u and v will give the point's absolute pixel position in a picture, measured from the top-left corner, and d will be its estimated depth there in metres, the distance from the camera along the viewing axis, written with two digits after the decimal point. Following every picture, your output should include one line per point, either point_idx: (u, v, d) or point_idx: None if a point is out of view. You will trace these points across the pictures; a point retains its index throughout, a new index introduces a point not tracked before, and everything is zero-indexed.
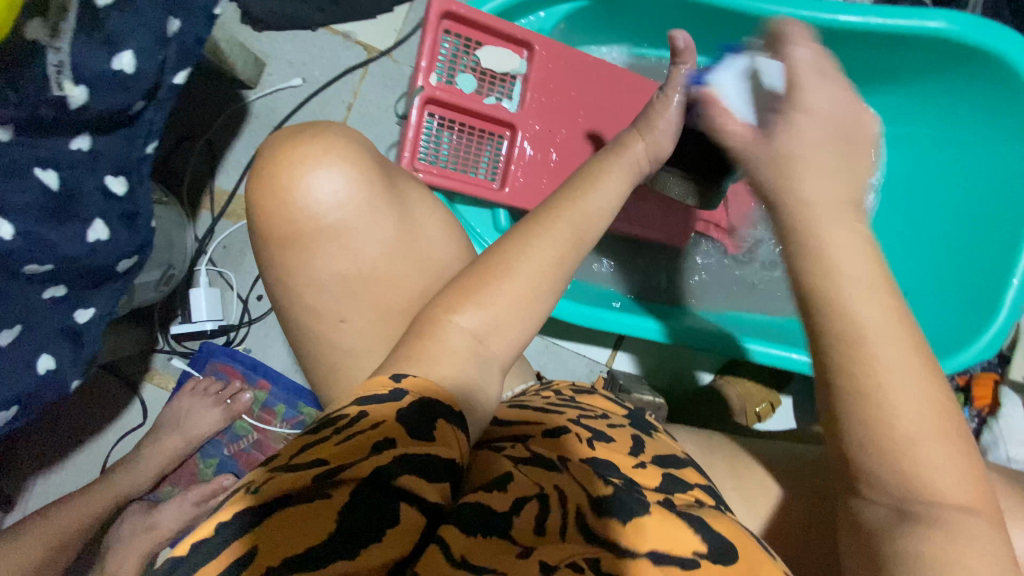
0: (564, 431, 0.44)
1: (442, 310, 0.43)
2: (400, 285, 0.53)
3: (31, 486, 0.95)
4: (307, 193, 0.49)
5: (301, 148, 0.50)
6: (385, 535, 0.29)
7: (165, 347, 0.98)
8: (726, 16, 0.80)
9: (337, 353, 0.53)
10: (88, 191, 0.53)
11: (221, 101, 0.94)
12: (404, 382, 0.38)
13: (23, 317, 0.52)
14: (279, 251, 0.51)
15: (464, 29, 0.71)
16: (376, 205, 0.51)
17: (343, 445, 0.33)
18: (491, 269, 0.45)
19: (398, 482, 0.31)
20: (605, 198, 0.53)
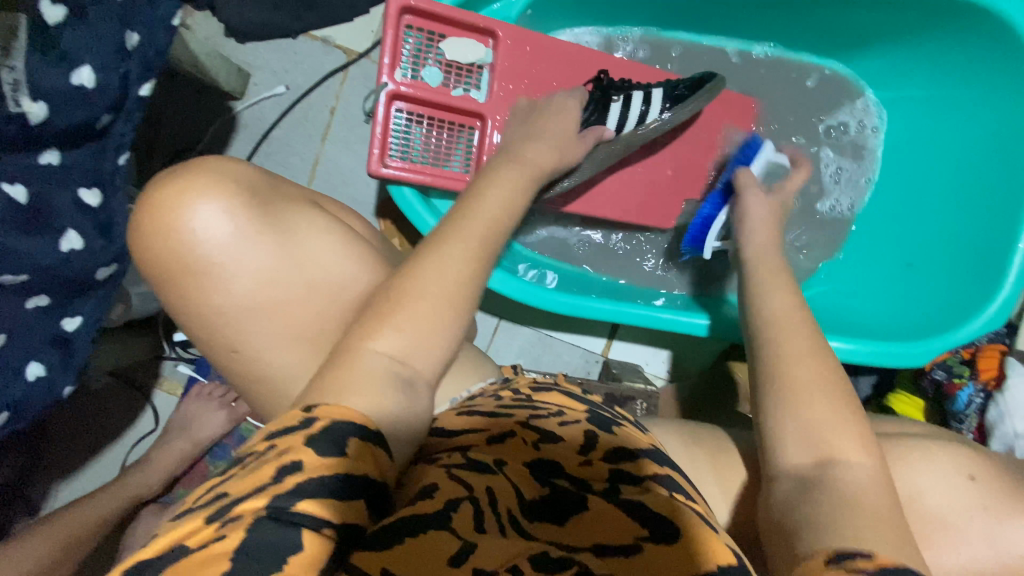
0: (507, 437, 0.45)
1: (359, 338, 0.43)
2: (293, 309, 0.53)
3: (54, 492, 1.00)
4: (191, 230, 0.50)
5: (162, 192, 0.50)
6: (289, 561, 0.30)
7: (172, 355, 1.02)
8: None
9: (291, 361, 0.53)
10: (59, 204, 0.55)
11: (211, 112, 0.97)
12: (316, 410, 0.37)
13: (7, 327, 0.55)
14: (178, 289, 0.51)
15: (427, 23, 0.71)
16: (249, 234, 0.51)
17: (246, 478, 0.34)
18: (405, 286, 0.45)
19: (296, 508, 0.31)
20: (507, 199, 0.54)
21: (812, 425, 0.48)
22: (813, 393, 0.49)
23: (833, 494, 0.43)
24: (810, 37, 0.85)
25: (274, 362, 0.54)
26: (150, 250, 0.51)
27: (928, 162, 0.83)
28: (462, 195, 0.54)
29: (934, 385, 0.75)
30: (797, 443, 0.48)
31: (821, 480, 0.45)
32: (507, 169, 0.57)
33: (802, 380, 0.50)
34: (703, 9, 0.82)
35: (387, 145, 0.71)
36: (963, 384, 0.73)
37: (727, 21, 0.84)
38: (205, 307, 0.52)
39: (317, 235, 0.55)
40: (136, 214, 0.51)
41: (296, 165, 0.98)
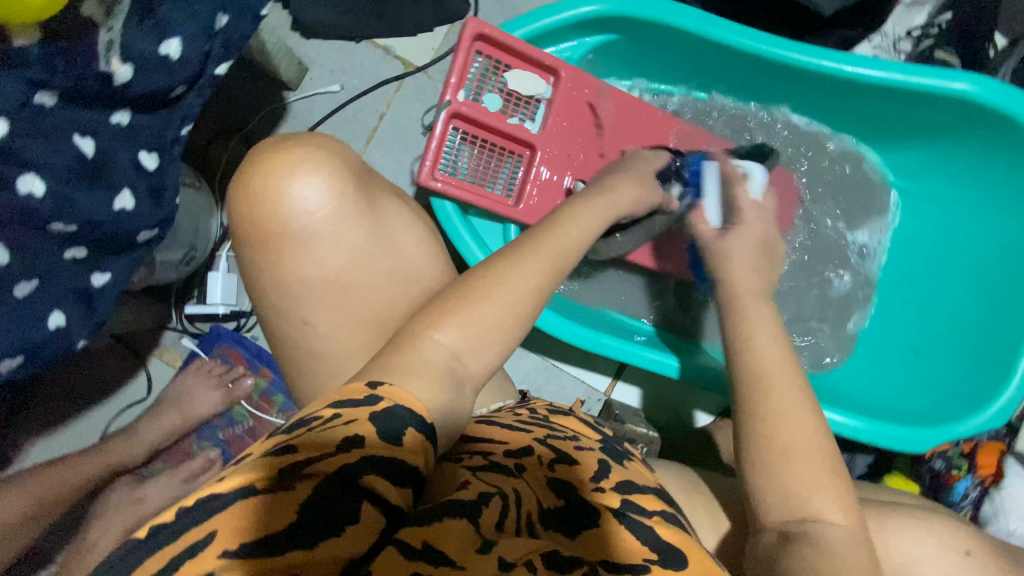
0: (525, 451, 0.46)
1: (425, 326, 0.45)
2: (368, 291, 0.54)
3: (30, 443, 0.99)
4: (290, 199, 0.51)
5: (278, 158, 0.51)
6: (346, 530, 0.31)
7: (177, 327, 1.01)
8: (760, 62, 0.80)
9: (327, 351, 0.54)
10: (121, 162, 0.56)
11: (264, 98, 1.00)
12: (380, 388, 0.39)
13: (41, 274, 0.55)
14: (256, 257, 0.53)
15: (497, 52, 0.74)
16: (348, 213, 0.52)
17: (315, 439, 0.35)
18: (479, 289, 0.47)
19: (363, 479, 0.33)
20: (585, 227, 0.56)
21: (792, 485, 0.49)
22: (801, 469, 0.49)
23: (815, 554, 0.45)
24: (849, 124, 0.89)
25: (315, 346, 0.54)
26: (239, 209, 0.52)
27: (945, 258, 0.87)
28: (550, 218, 0.56)
29: (931, 475, 0.77)
30: (783, 502, 0.49)
31: (802, 539, 0.46)
32: (583, 206, 0.59)
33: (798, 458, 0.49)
34: (752, 82, 0.85)
35: (438, 159, 0.73)
36: (961, 476, 0.75)
37: (773, 96, 0.87)
38: (250, 284, 0.54)
39: (409, 228, 0.58)
40: (240, 172, 0.52)
41: None
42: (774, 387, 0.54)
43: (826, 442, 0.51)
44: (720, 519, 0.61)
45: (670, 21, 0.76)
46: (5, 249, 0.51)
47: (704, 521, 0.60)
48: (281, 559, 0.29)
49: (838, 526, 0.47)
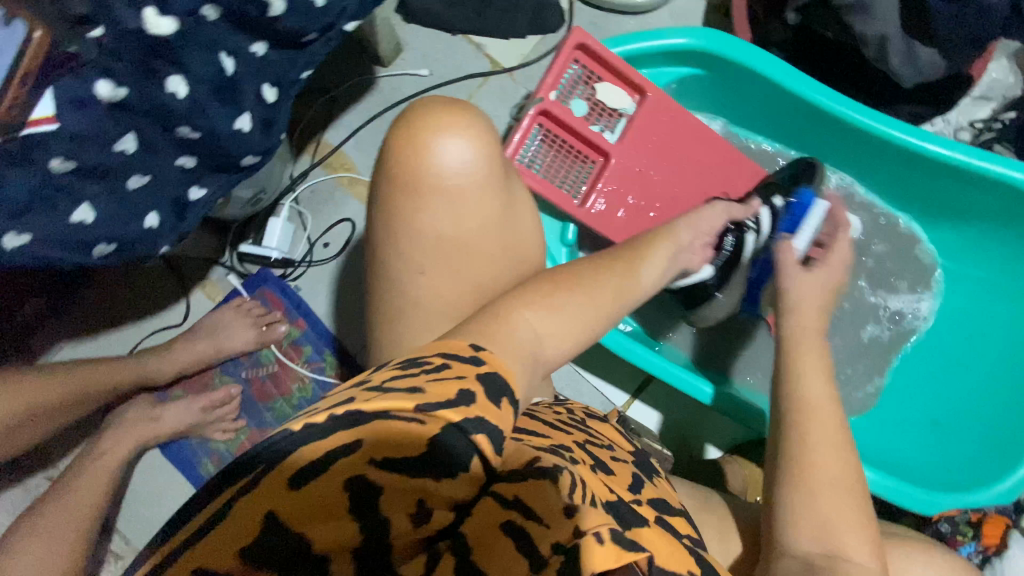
0: (572, 449, 0.52)
1: (520, 302, 0.52)
2: (481, 259, 0.56)
3: (64, 342, 1.03)
4: (444, 151, 0.53)
5: (446, 114, 0.54)
6: (457, 476, 0.37)
7: (228, 263, 1.05)
8: (832, 121, 0.85)
9: (414, 297, 0.56)
10: (248, 87, 0.60)
11: (356, 70, 1.06)
12: (482, 352, 0.44)
13: (154, 172, 0.59)
14: (400, 197, 0.54)
15: (592, 63, 0.79)
16: (490, 175, 0.55)
17: (434, 384, 0.38)
18: (569, 281, 0.56)
19: (471, 439, 0.36)
20: (666, 261, 0.65)
21: (823, 515, 0.52)
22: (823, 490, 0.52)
23: None
24: (904, 197, 0.93)
25: (416, 294, 0.56)
26: (395, 146, 0.54)
27: (983, 342, 0.89)
28: (641, 244, 0.65)
29: (936, 536, 0.80)
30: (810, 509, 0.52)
31: None
32: (668, 238, 0.67)
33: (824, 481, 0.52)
34: (823, 141, 0.90)
35: (519, 149, 0.79)
36: (965, 541, 0.78)
37: (840, 157, 0.92)
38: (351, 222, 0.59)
39: (530, 218, 0.61)
40: (404, 118, 0.55)
41: None
42: (808, 414, 0.57)
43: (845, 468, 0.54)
44: (725, 533, 0.64)
45: (758, 68, 0.82)
46: (134, 138, 0.55)
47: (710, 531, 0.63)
48: (410, 481, 0.36)
49: (846, 552, 0.50)
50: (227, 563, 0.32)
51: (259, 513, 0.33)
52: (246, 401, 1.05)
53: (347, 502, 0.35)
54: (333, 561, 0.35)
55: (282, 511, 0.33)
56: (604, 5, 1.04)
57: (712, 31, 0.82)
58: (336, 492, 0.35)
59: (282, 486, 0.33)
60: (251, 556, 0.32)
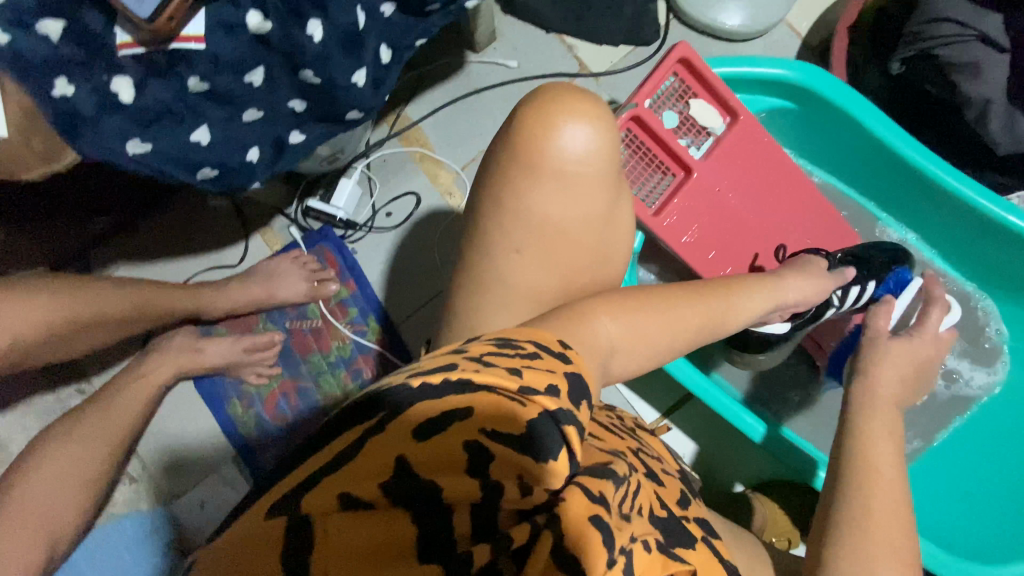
0: (631, 456, 0.53)
1: (600, 307, 0.55)
2: (577, 246, 0.59)
3: (123, 263, 1.06)
4: (563, 137, 0.56)
5: (576, 100, 0.57)
6: (554, 461, 0.36)
7: (292, 215, 1.08)
8: (914, 177, 0.85)
9: (505, 274, 0.59)
10: (370, 44, 0.62)
11: (447, 52, 1.09)
12: (569, 351, 0.47)
13: (268, 108, 0.61)
14: (517, 173, 0.57)
15: (690, 78, 0.81)
16: (603, 165, 0.57)
17: (531, 370, 0.41)
18: (651, 295, 0.59)
19: (561, 429, 0.38)
20: (748, 295, 0.66)
21: None
22: None
23: None
24: (971, 265, 0.93)
25: (508, 274, 0.59)
26: (517, 125, 0.57)
27: None
28: (720, 272, 0.67)
29: None
30: None
31: None
32: (746, 272, 0.68)
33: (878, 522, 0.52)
34: (901, 196, 0.91)
35: None
36: None
37: (913, 214, 0.93)
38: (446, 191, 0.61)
39: (628, 216, 0.63)
40: (535, 97, 0.58)
41: (489, 128, 1.09)
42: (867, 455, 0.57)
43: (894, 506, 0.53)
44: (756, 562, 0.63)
45: (851, 111, 0.83)
46: (262, 73, 0.57)
47: (743, 557, 0.63)
48: (514, 455, 0.36)
49: None
50: (370, 495, 0.34)
51: (390, 454, 0.36)
52: (285, 351, 1.07)
53: (463, 460, 0.37)
54: (456, 512, 0.34)
55: (410, 455, 0.36)
56: (701, 27, 1.06)
57: (811, 67, 0.82)
58: (458, 452, 0.37)
59: (409, 435, 0.37)
60: (388, 490, 0.34)
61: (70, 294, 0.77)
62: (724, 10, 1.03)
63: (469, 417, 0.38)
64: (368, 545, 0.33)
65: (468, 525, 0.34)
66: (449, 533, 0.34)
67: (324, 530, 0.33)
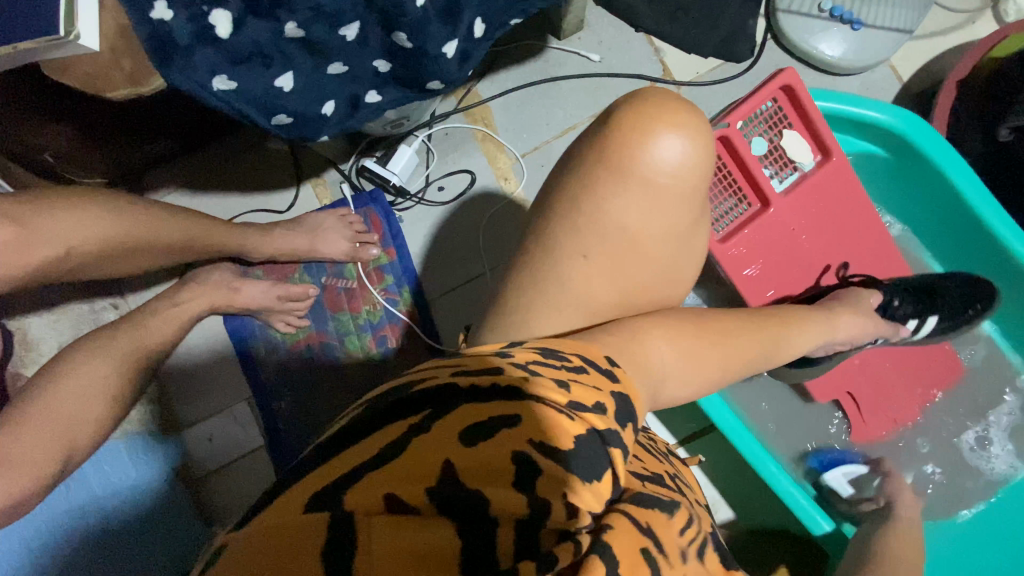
0: (664, 476, 0.52)
1: (659, 330, 0.54)
2: (648, 261, 0.58)
3: (176, 189, 1.07)
4: (655, 147, 0.54)
5: (683, 111, 0.55)
6: (600, 480, 0.36)
7: (346, 172, 1.08)
8: (1001, 251, 0.81)
9: (566, 281, 0.56)
10: (467, 16, 0.60)
11: (531, 33, 1.06)
12: (617, 370, 0.47)
13: (354, 66, 0.60)
14: (604, 174, 0.55)
15: (789, 106, 0.77)
16: (689, 185, 0.55)
17: (581, 388, 0.42)
18: (711, 326, 0.56)
19: (607, 451, 0.38)
20: (805, 341, 0.64)
21: None
22: None
23: None
24: None
25: (573, 280, 0.56)
26: (612, 128, 0.55)
27: None
28: (786, 314, 0.64)
29: None
30: None
31: None
32: (805, 315, 0.65)
33: None
34: (973, 266, 0.87)
35: None
36: None
37: None
38: None
39: (704, 241, 0.61)
40: (636, 101, 0.56)
41: (558, 118, 1.06)
42: None
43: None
44: None
45: (948, 172, 0.79)
46: (356, 29, 0.56)
47: None
48: (561, 472, 0.35)
49: None
50: (416, 499, 0.32)
51: (437, 458, 0.34)
52: (317, 306, 1.07)
53: (511, 471, 0.34)
54: (499, 528, 0.32)
55: (456, 461, 0.34)
56: (797, 53, 1.01)
57: (915, 118, 0.78)
58: (503, 459, 0.35)
59: (455, 440, 0.35)
60: (436, 496, 0.32)
61: (128, 215, 0.77)
62: (826, 38, 0.97)
63: (518, 425, 0.37)
64: (415, 548, 0.30)
65: (512, 540, 0.31)
66: (492, 547, 0.31)
67: (368, 526, 0.30)
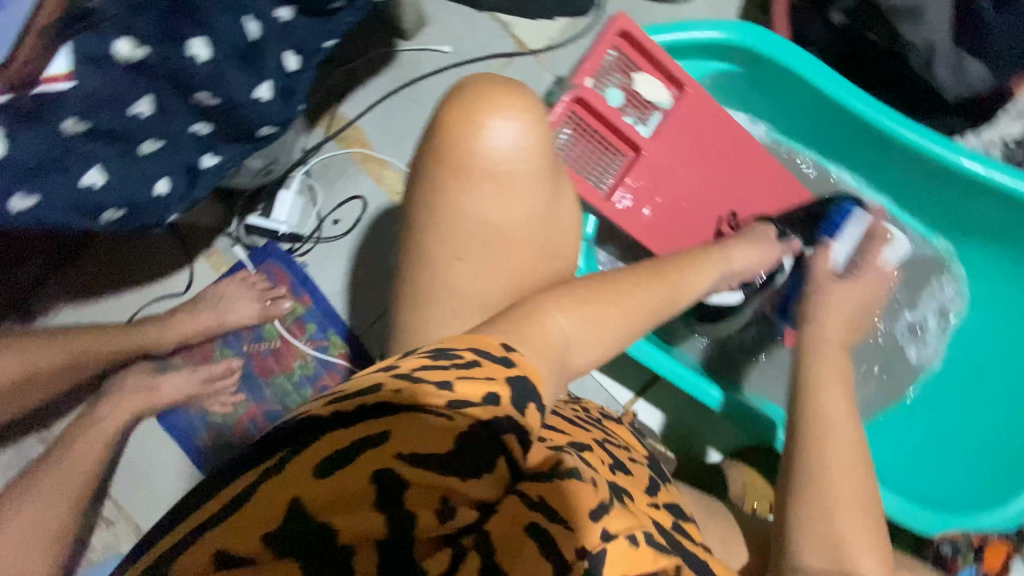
0: (591, 446, 0.51)
1: (551, 305, 0.49)
2: (520, 247, 0.55)
3: (63, 305, 1.01)
4: (488, 135, 0.52)
5: (508, 94, 0.53)
6: (485, 473, 0.33)
7: (234, 234, 1.03)
8: (867, 129, 0.82)
9: (454, 288, 0.54)
10: (269, 55, 0.57)
11: (378, 40, 1.03)
12: (513, 354, 0.42)
13: (169, 137, 0.57)
14: (447, 176, 0.53)
15: (632, 51, 0.77)
16: (536, 164, 0.54)
17: (464, 382, 0.37)
18: (600, 286, 0.54)
19: (501, 440, 0.35)
20: (697, 277, 0.63)
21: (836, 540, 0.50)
22: (835, 498, 0.52)
23: None
24: (931, 212, 0.92)
25: (454, 282, 0.54)
26: (439, 126, 0.54)
27: (986, 368, 0.91)
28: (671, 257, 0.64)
29: (937, 556, 0.80)
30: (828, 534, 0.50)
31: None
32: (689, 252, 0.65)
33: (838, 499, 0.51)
34: (851, 150, 0.89)
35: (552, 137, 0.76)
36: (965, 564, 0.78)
37: (868, 168, 0.91)
38: None
39: (573, 210, 0.60)
40: (459, 94, 0.54)
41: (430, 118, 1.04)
42: (829, 428, 0.55)
43: (839, 470, 0.52)
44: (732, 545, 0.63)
45: (796, 69, 0.80)
46: (150, 102, 0.52)
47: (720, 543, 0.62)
48: (437, 478, 0.32)
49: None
50: (252, 549, 0.29)
51: (282, 499, 0.30)
52: (246, 375, 1.03)
53: (372, 491, 0.31)
54: (356, 554, 0.29)
55: (307, 497, 0.30)
56: None
57: (749, 26, 0.79)
58: (363, 482, 0.31)
59: (309, 474, 0.31)
60: (274, 542, 0.29)
61: None
62: None
63: (381, 444, 0.33)
64: None
65: (373, 565, 0.29)
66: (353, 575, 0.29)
67: None
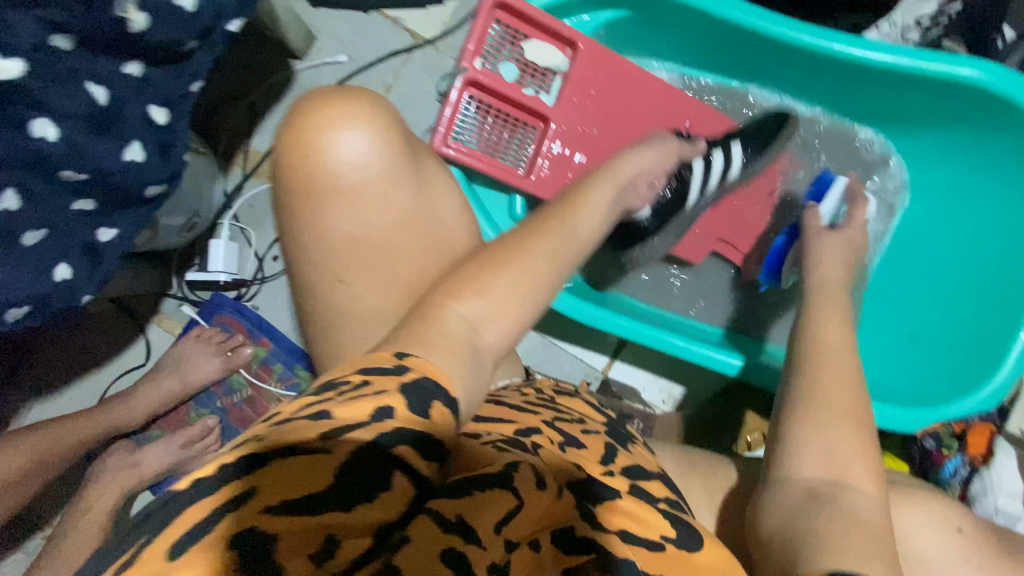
0: (535, 430, 0.47)
1: (445, 296, 0.44)
2: (400, 253, 0.54)
3: (30, 402, 1.00)
4: (328, 150, 0.50)
5: (338, 104, 0.51)
6: (379, 496, 0.31)
7: (178, 294, 1.02)
8: (768, 43, 0.80)
9: (338, 309, 0.54)
10: (130, 115, 0.55)
11: (272, 66, 1.00)
12: (407, 359, 0.38)
13: (51, 223, 0.55)
14: (296, 204, 0.51)
15: (515, 21, 0.74)
16: (386, 166, 0.52)
17: (347, 405, 0.34)
18: (497, 261, 0.47)
19: (395, 455, 0.32)
20: (606, 213, 0.57)
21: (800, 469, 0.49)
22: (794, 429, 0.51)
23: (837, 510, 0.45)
24: (856, 109, 0.90)
25: (343, 304, 0.54)
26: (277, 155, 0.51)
27: (933, 258, 0.90)
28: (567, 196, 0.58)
29: (924, 452, 0.83)
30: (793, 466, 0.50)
31: None
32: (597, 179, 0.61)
33: (795, 429, 0.51)
34: (760, 66, 0.87)
35: (452, 126, 0.74)
36: (951, 455, 0.81)
37: (783, 79, 0.89)
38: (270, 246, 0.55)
39: (450, 199, 0.59)
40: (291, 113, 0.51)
41: None
42: None
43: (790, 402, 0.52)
44: (717, 493, 0.62)
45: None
46: (14, 194, 0.51)
47: (704, 494, 0.62)
48: (327, 516, 0.30)
49: (861, 490, 0.46)
50: None
51: None
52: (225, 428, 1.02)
53: (240, 555, 0.28)
54: None
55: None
56: None
57: None
58: (238, 546, 0.28)
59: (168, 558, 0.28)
60: None
61: None
62: None
63: (250, 502, 0.29)
64: None
65: None
66: None
67: None
